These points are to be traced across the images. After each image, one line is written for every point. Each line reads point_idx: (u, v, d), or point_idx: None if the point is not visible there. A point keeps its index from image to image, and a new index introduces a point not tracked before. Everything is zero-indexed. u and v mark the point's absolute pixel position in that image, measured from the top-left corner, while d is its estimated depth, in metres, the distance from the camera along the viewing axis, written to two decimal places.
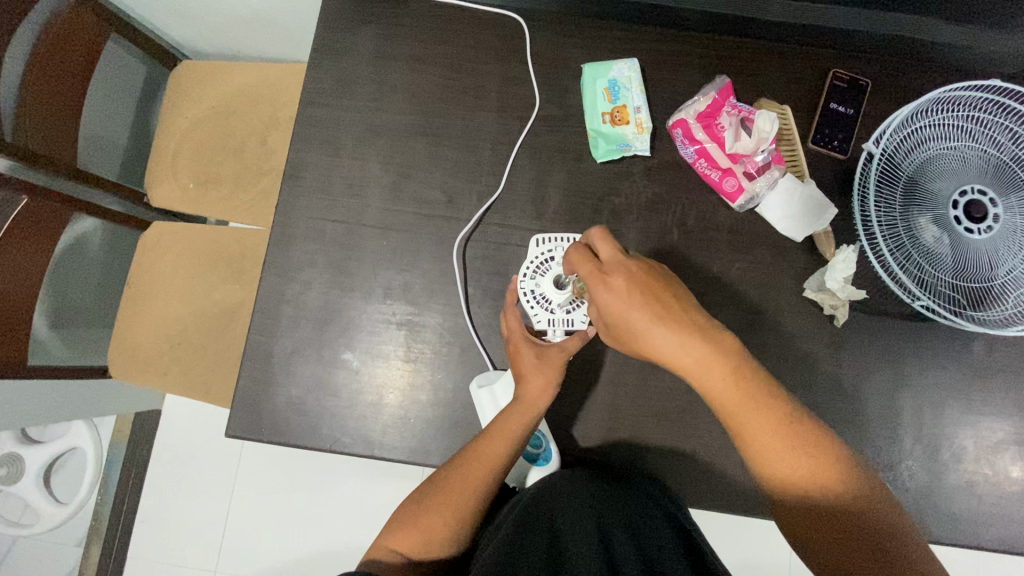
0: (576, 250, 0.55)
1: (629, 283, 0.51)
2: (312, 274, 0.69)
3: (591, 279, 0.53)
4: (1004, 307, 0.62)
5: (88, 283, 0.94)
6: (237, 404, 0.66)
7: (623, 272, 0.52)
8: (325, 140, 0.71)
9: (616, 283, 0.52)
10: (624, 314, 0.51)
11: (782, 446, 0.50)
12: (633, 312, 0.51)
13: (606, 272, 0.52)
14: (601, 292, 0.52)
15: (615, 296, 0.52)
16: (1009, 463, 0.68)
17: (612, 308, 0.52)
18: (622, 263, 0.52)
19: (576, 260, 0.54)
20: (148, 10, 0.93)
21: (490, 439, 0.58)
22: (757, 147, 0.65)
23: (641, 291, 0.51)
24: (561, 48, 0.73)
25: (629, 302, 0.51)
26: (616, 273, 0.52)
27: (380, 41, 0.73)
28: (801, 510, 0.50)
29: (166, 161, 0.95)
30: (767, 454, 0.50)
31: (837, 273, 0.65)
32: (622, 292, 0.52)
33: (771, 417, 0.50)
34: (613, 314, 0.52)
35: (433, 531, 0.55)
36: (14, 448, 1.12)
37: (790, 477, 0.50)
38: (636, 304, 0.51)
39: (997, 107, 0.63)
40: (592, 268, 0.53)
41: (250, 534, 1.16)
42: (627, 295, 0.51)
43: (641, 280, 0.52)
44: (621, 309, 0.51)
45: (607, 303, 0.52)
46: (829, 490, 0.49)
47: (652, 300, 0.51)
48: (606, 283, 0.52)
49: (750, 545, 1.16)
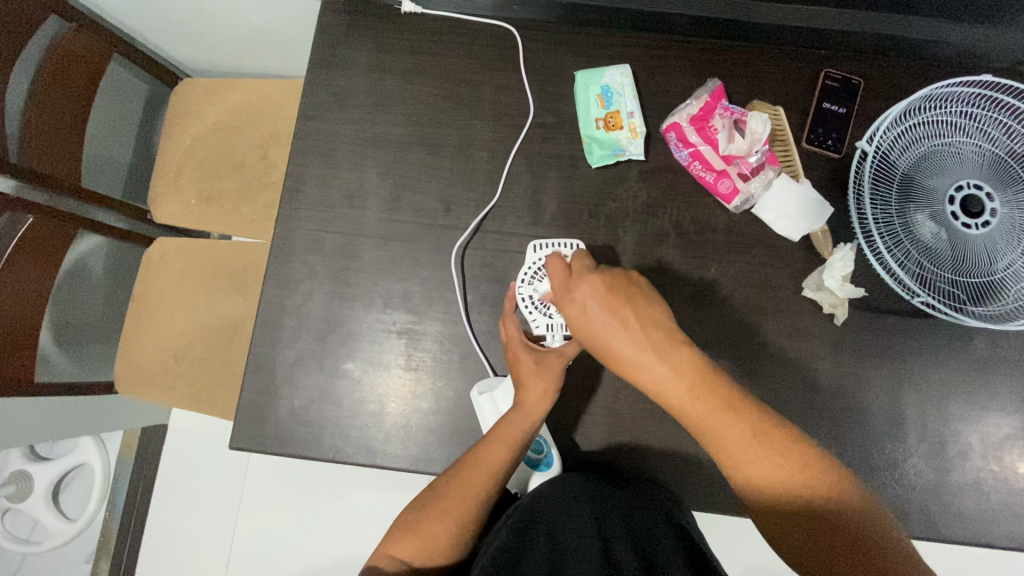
0: (551, 262, 0.56)
1: (593, 297, 0.54)
2: (313, 286, 0.70)
3: (559, 293, 0.56)
4: (1005, 301, 0.62)
5: (93, 302, 0.95)
6: (241, 417, 0.67)
7: (588, 286, 0.55)
8: (322, 153, 0.72)
9: (580, 298, 0.55)
10: (587, 327, 0.54)
11: (766, 455, 0.50)
12: (597, 326, 0.54)
13: (572, 287, 0.55)
14: (566, 307, 0.55)
15: (578, 310, 0.55)
16: (1016, 459, 0.68)
17: (577, 322, 0.55)
18: (588, 279, 0.55)
19: (551, 272, 0.56)
20: (149, 31, 0.95)
21: (490, 443, 0.58)
22: (750, 148, 0.66)
23: (603, 304, 0.54)
24: (554, 56, 0.73)
25: (591, 314, 0.54)
26: (581, 288, 0.55)
27: (376, 54, 0.74)
28: (781, 521, 0.49)
29: (169, 177, 0.96)
30: (747, 465, 0.50)
31: (835, 271, 0.66)
32: (586, 306, 0.54)
33: (744, 427, 0.51)
34: (580, 328, 0.55)
35: (432, 537, 0.55)
36: (24, 465, 1.13)
37: (768, 483, 0.49)
38: (599, 317, 0.54)
39: (989, 102, 0.63)
40: (562, 283, 0.56)
41: (257, 548, 1.16)
42: (590, 308, 0.54)
43: (606, 294, 0.54)
44: (585, 323, 0.54)
45: (572, 317, 0.55)
46: (809, 495, 0.48)
47: (614, 311, 0.54)
48: (573, 299, 0.55)
49: (759, 549, 1.15)
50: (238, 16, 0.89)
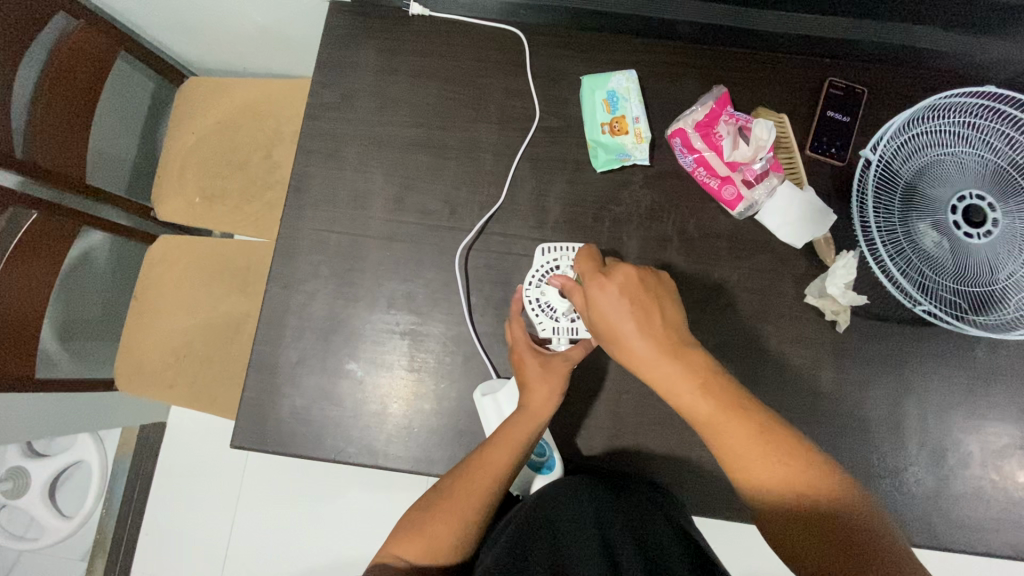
0: (582, 256, 0.59)
1: (623, 290, 0.54)
2: (317, 285, 0.70)
3: (588, 281, 0.55)
4: (1006, 311, 0.62)
5: (95, 299, 0.95)
6: (243, 415, 0.67)
7: (620, 276, 0.54)
8: (328, 153, 0.72)
9: (609, 289, 0.54)
10: (611, 319, 0.54)
11: (771, 455, 0.50)
12: (620, 316, 0.53)
13: (604, 274, 0.55)
14: (594, 294, 0.55)
15: (608, 299, 0.54)
16: (1016, 468, 0.68)
17: (601, 310, 0.54)
18: (619, 271, 0.55)
19: (580, 264, 0.58)
20: (156, 29, 0.95)
21: (495, 445, 0.58)
22: (755, 155, 0.65)
23: (630, 298, 0.53)
24: (561, 61, 0.74)
25: (619, 307, 0.53)
26: (613, 276, 0.55)
27: (383, 55, 0.74)
28: (783, 522, 0.49)
29: (172, 175, 0.96)
30: (754, 465, 0.50)
31: (838, 278, 0.66)
32: (613, 295, 0.54)
33: (752, 427, 0.50)
34: (601, 316, 0.54)
35: (435, 539, 0.56)
36: (21, 461, 1.13)
37: (767, 481, 0.49)
38: (624, 311, 0.53)
39: (993, 113, 0.64)
40: (591, 272, 0.56)
41: (253, 547, 1.15)
42: (618, 300, 0.54)
43: (633, 288, 0.54)
44: (611, 315, 0.54)
45: (598, 305, 0.54)
46: (815, 496, 0.48)
47: (641, 308, 0.53)
48: (603, 285, 0.55)
49: (754, 554, 1.15)
50: (244, 15, 0.89)
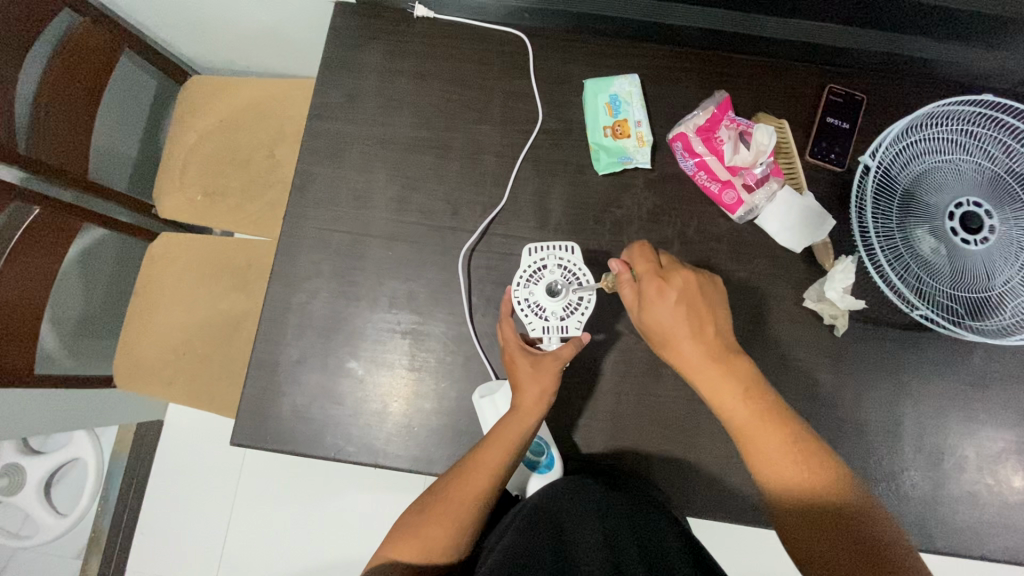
0: (640, 249, 0.58)
1: (682, 296, 0.55)
2: (318, 284, 0.70)
3: (649, 281, 0.56)
4: (1002, 317, 0.63)
5: (94, 295, 0.95)
6: (243, 413, 0.67)
7: (680, 281, 0.56)
8: (332, 152, 0.73)
9: (669, 292, 0.55)
10: (667, 321, 0.55)
11: (803, 463, 0.51)
12: (677, 322, 0.55)
13: (664, 278, 0.56)
14: (653, 295, 0.56)
15: (665, 303, 0.55)
16: (1011, 473, 0.68)
17: (658, 314, 0.56)
18: (680, 274, 0.56)
19: (637, 258, 0.58)
20: (160, 27, 0.95)
21: (489, 447, 0.58)
22: (755, 159, 0.66)
23: (688, 305, 0.55)
24: (564, 64, 0.74)
25: (676, 312, 0.55)
26: (672, 281, 0.56)
27: (387, 56, 0.75)
28: (813, 531, 0.49)
29: (174, 173, 0.96)
30: (784, 470, 0.51)
31: (835, 283, 0.67)
32: (671, 299, 0.55)
33: (785, 434, 0.52)
34: (658, 320, 0.56)
35: (432, 540, 0.56)
36: (17, 458, 1.12)
37: (801, 489, 0.50)
38: (681, 316, 0.55)
39: (990, 121, 0.65)
40: (652, 270, 0.57)
41: (249, 546, 1.15)
42: (675, 306, 0.55)
43: (692, 294, 0.56)
44: (667, 317, 0.55)
45: (655, 307, 0.56)
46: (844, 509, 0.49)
47: (696, 316, 0.55)
48: (662, 289, 0.55)
49: (750, 556, 1.16)
50: (249, 15, 0.90)
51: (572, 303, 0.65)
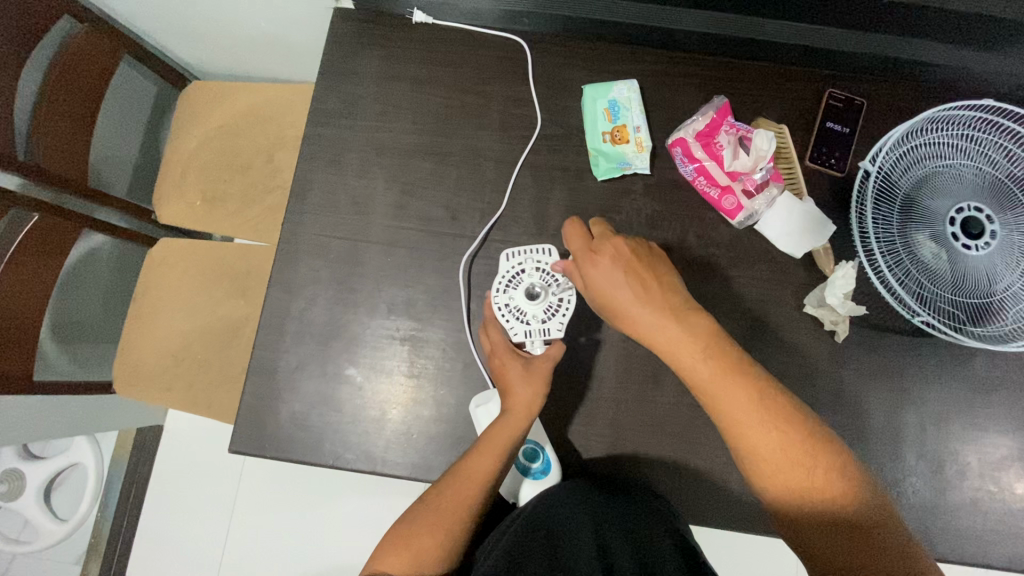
0: (570, 227, 0.58)
1: (616, 260, 0.56)
2: (317, 291, 0.70)
3: (582, 256, 0.57)
4: (1003, 322, 0.63)
5: (96, 302, 0.95)
6: (241, 420, 0.67)
7: (611, 249, 0.56)
8: (331, 158, 0.73)
9: (603, 261, 0.56)
10: (610, 289, 0.55)
11: (778, 435, 0.50)
12: (616, 289, 0.55)
13: (594, 249, 0.56)
14: (589, 268, 0.56)
15: (602, 272, 0.56)
16: (1013, 480, 0.68)
17: (598, 286, 0.56)
18: (612, 242, 0.56)
19: (570, 236, 0.58)
20: (160, 33, 0.96)
21: (477, 454, 0.58)
22: (755, 165, 0.65)
23: (625, 269, 0.55)
24: (564, 70, 0.74)
25: (615, 278, 0.55)
26: (603, 251, 0.56)
27: (386, 63, 0.74)
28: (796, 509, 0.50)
29: (173, 179, 0.96)
30: (761, 440, 0.51)
31: (838, 288, 0.66)
32: (607, 268, 0.56)
33: (759, 400, 0.51)
34: (599, 291, 0.56)
35: (420, 551, 0.55)
36: (15, 464, 1.13)
37: (777, 461, 0.50)
38: (622, 280, 0.55)
39: (992, 126, 0.64)
40: (583, 245, 0.57)
41: (250, 552, 1.15)
42: (613, 271, 0.55)
43: (628, 260, 0.56)
44: (606, 285, 0.55)
45: (593, 278, 0.56)
46: (824, 485, 0.49)
47: (637, 278, 0.55)
48: (595, 260, 0.56)
49: (753, 563, 1.15)
50: (248, 22, 0.90)
51: (552, 304, 0.65)
